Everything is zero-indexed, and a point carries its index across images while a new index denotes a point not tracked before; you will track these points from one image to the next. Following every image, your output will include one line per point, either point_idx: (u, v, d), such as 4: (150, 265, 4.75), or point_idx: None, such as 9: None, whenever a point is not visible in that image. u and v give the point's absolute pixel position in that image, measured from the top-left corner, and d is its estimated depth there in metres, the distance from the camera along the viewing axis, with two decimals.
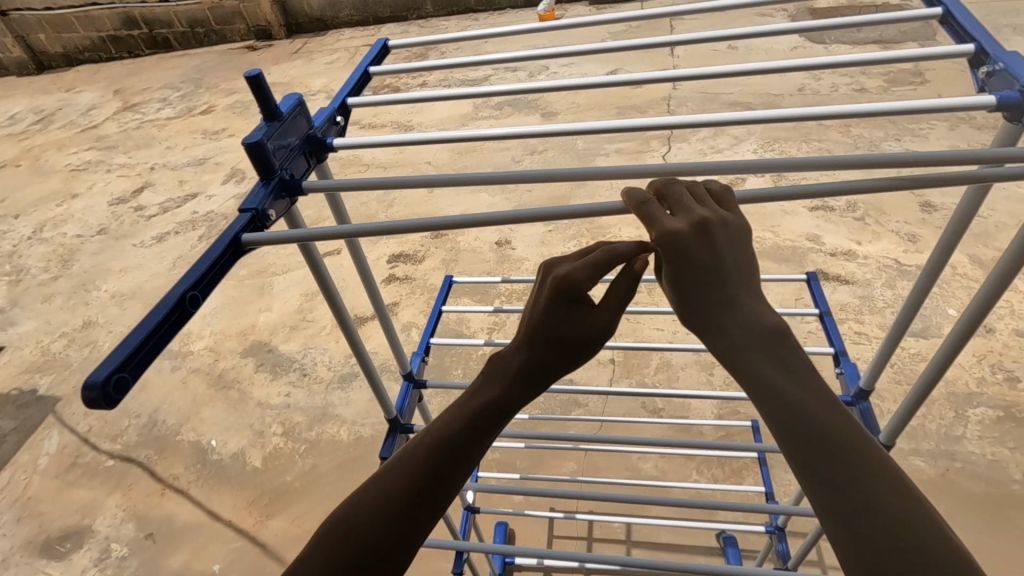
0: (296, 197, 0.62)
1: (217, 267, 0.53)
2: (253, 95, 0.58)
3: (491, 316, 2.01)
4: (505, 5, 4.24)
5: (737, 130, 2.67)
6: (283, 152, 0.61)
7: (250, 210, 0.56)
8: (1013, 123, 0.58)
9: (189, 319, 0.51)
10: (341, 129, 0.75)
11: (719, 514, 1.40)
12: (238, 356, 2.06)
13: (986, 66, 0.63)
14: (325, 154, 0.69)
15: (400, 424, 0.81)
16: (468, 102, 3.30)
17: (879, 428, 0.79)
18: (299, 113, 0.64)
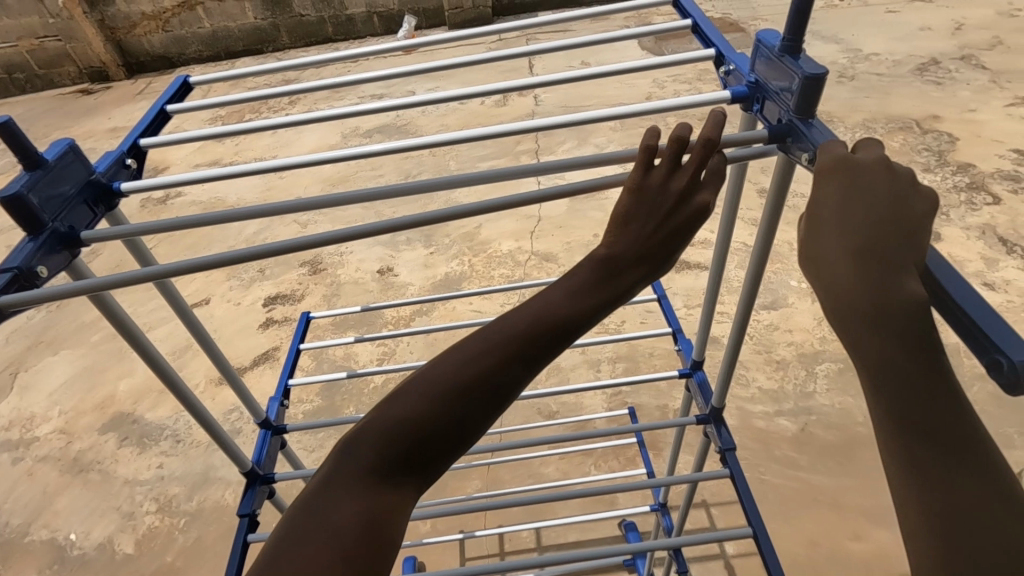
0: (77, 249, 0.61)
1: None
2: (9, 146, 0.57)
3: (379, 346, 1.96)
4: (365, 33, 4.22)
5: (598, 138, 2.83)
6: (54, 203, 0.60)
7: (13, 269, 0.54)
8: (748, 112, 0.70)
9: None
10: (133, 172, 0.75)
11: (619, 502, 1.46)
12: (95, 432, 1.83)
13: (726, 67, 0.76)
14: (116, 201, 0.69)
15: (259, 475, 0.82)
16: (336, 131, 3.22)
17: (711, 392, 0.95)
18: (73, 159, 0.63)
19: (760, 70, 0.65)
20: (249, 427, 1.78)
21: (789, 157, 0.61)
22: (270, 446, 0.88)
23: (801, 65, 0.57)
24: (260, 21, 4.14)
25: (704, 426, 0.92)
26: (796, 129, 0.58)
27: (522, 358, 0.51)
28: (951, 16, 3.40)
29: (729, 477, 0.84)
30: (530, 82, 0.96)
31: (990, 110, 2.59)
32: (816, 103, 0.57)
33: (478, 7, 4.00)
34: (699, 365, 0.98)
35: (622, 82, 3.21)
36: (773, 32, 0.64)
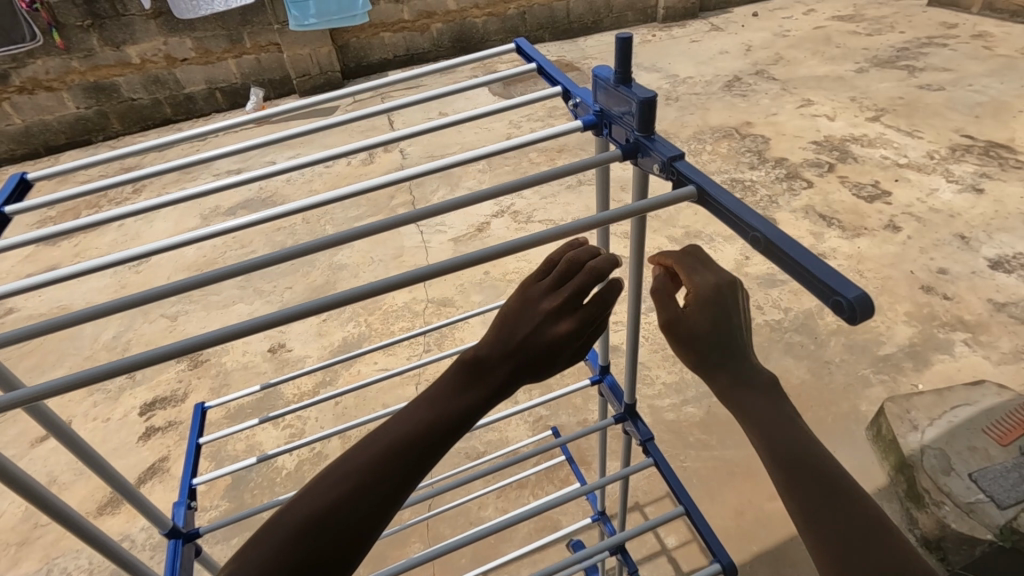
0: None
1: None
2: None
3: (285, 427, 1.83)
4: (208, 110, 4.04)
5: (470, 181, 2.94)
6: None
7: None
8: (600, 138, 0.78)
9: None
10: None
11: (563, 522, 1.47)
12: None
13: (573, 100, 0.84)
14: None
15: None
16: (194, 213, 3.03)
17: (622, 392, 1.00)
18: None
19: (603, 100, 0.74)
20: (145, 555, 1.56)
21: (643, 171, 0.69)
22: (181, 556, 0.78)
23: (636, 92, 0.65)
24: (84, 110, 3.80)
25: (622, 425, 0.97)
26: (643, 144, 0.67)
27: (411, 453, 0.52)
28: (740, 40, 4.03)
29: (654, 466, 0.88)
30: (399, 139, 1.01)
31: (787, 112, 3.08)
32: (654, 122, 0.66)
33: (327, 73, 4.04)
34: (607, 370, 1.03)
35: (480, 125, 3.39)
36: (606, 68, 0.73)
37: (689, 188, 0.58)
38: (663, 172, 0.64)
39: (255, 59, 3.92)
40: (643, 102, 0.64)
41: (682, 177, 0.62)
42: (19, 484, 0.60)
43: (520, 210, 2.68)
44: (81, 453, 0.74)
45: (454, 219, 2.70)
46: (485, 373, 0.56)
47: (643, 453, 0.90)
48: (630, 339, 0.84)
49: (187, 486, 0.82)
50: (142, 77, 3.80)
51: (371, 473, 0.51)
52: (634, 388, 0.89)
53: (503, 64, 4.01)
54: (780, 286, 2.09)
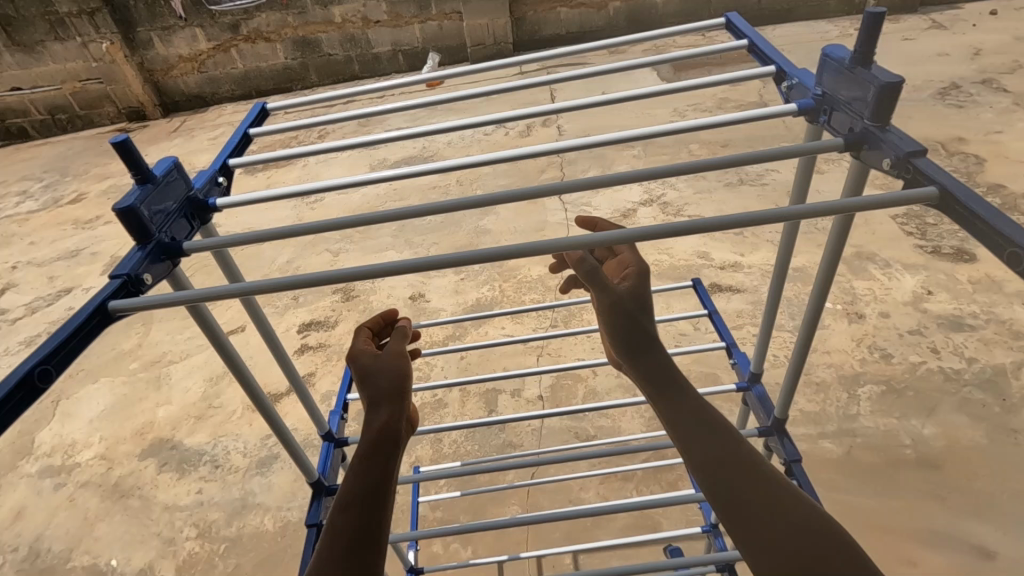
0: (177, 259, 0.68)
1: (82, 334, 0.57)
2: (124, 160, 0.64)
3: (414, 369, 1.98)
4: (390, 70, 4.38)
5: (622, 165, 2.88)
6: (161, 217, 0.67)
7: (122, 276, 0.60)
8: (812, 123, 0.72)
9: (38, 394, 0.54)
10: (223, 188, 0.83)
11: (663, 526, 1.43)
12: (136, 460, 1.85)
13: (787, 82, 0.79)
14: (207, 214, 0.77)
15: (324, 485, 0.83)
16: (363, 163, 3.33)
17: (770, 404, 0.93)
18: (174, 174, 0.71)
19: (827, 83, 0.68)
20: (286, 453, 1.78)
21: (865, 164, 0.63)
22: (333, 458, 0.89)
23: (877, 76, 0.59)
24: (290, 61, 4.32)
25: (765, 439, 0.91)
26: (873, 135, 0.60)
27: (360, 505, 0.66)
28: (969, 41, 3.43)
29: (796, 489, 0.80)
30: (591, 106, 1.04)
31: (1016, 132, 2.59)
32: (891, 112, 0.59)
33: (500, 43, 4.16)
34: (757, 378, 0.97)
35: (642, 110, 3.29)
36: (838, 48, 0.67)
37: (931, 190, 0.52)
38: (895, 168, 0.58)
39: (438, 26, 4.14)
40: (884, 87, 0.57)
41: (919, 174, 0.55)
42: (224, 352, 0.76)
43: (670, 202, 2.58)
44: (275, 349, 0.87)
45: (600, 201, 2.67)
46: (382, 449, 0.71)
47: (786, 473, 0.83)
48: (799, 339, 0.81)
49: (344, 399, 0.92)
50: (341, 36, 4.21)
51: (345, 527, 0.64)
52: (788, 400, 0.83)
53: (677, 49, 3.83)
54: (966, 332, 1.80)
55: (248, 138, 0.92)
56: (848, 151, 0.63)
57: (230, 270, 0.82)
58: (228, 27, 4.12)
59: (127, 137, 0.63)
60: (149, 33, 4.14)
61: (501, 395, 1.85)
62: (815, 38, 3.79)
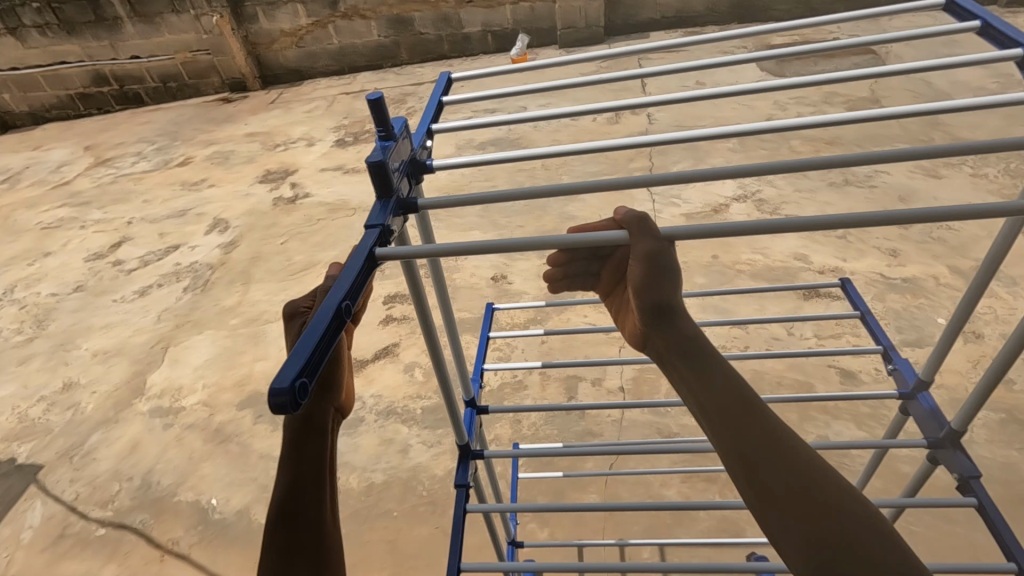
0: (409, 215, 0.70)
1: (359, 279, 0.58)
2: (373, 118, 0.65)
3: (495, 350, 2.00)
4: (478, 51, 4.40)
5: (715, 158, 2.77)
6: (398, 174, 0.69)
7: (378, 226, 0.63)
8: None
9: (345, 327, 0.55)
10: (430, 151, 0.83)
11: (749, 532, 1.39)
12: (234, 409, 1.99)
13: None
14: (422, 174, 0.78)
15: (471, 449, 0.84)
16: (450, 143, 3.38)
17: (942, 416, 0.87)
18: (406, 134, 0.72)
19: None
20: (371, 418, 1.86)
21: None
22: (475, 424, 0.91)
23: None
24: (384, 39, 4.42)
25: (932, 451, 0.87)
26: None
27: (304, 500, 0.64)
28: None
29: (976, 506, 0.78)
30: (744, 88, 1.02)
31: None
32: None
33: (591, 27, 4.08)
34: (924, 387, 0.91)
35: (739, 102, 3.14)
36: None
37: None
38: None
39: (529, 8, 4.11)
40: None
41: None
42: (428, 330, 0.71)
43: (767, 200, 2.46)
44: (445, 317, 0.88)
45: (690, 194, 2.58)
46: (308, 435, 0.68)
47: (963, 489, 0.80)
48: (996, 359, 0.74)
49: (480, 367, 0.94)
50: (434, 15, 4.25)
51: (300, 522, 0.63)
52: (974, 414, 0.79)
53: (779, 39, 3.63)
54: None
55: (441, 104, 0.92)
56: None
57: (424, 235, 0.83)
58: (328, 4, 4.26)
59: (380, 95, 0.64)
60: (255, 8, 4.34)
61: (581, 382, 1.84)
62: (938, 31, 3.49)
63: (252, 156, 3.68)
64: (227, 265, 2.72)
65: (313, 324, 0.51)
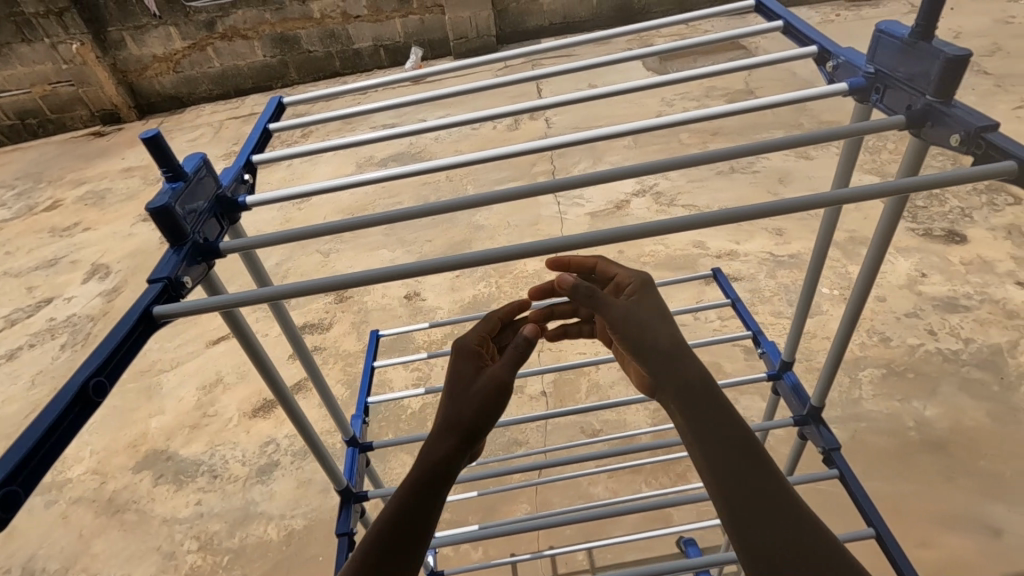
0: (212, 261, 0.65)
1: (127, 344, 0.53)
2: (156, 158, 0.61)
3: (413, 371, 1.95)
4: (372, 66, 4.31)
5: (614, 156, 2.86)
6: (193, 216, 0.63)
7: (161, 280, 0.57)
8: (863, 103, 0.70)
9: (96, 407, 0.50)
10: (249, 186, 0.79)
11: (675, 517, 1.43)
12: (129, 473, 1.80)
13: (832, 62, 0.78)
14: (237, 213, 0.73)
15: (353, 492, 0.79)
16: (350, 162, 3.28)
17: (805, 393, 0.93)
18: (203, 173, 0.67)
19: (881, 60, 0.66)
20: (286, 460, 1.74)
21: (924, 142, 0.60)
22: (359, 463, 0.85)
23: (942, 48, 0.57)
24: (269, 59, 4.23)
25: (800, 428, 0.91)
26: (937, 111, 0.57)
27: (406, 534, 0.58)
28: (949, 25, 3.47)
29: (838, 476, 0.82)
30: (592, 96, 1.10)
31: (999, 113, 2.63)
32: (957, 86, 0.56)
33: (483, 36, 4.10)
34: (790, 366, 0.96)
35: (630, 100, 3.27)
36: (895, 23, 0.64)
37: (1007, 164, 0.49)
38: (962, 144, 0.55)
39: (419, 20, 4.08)
40: (950, 61, 0.55)
41: (992, 150, 0.52)
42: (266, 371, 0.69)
43: (664, 192, 2.57)
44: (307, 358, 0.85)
45: (593, 193, 2.65)
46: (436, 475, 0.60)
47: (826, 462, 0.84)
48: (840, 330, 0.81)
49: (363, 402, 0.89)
50: (320, 31, 4.12)
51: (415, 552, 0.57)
52: (828, 388, 0.83)
53: (661, 38, 3.83)
54: (962, 312, 1.82)
55: (268, 134, 0.88)
56: (907, 130, 0.60)
57: (258, 274, 0.78)
58: (203, 25, 4.02)
59: (154, 134, 0.61)
60: (120, 33, 4.01)
61: None
62: None
63: (132, 193, 3.38)
64: (110, 314, 2.48)
65: (44, 412, 0.47)
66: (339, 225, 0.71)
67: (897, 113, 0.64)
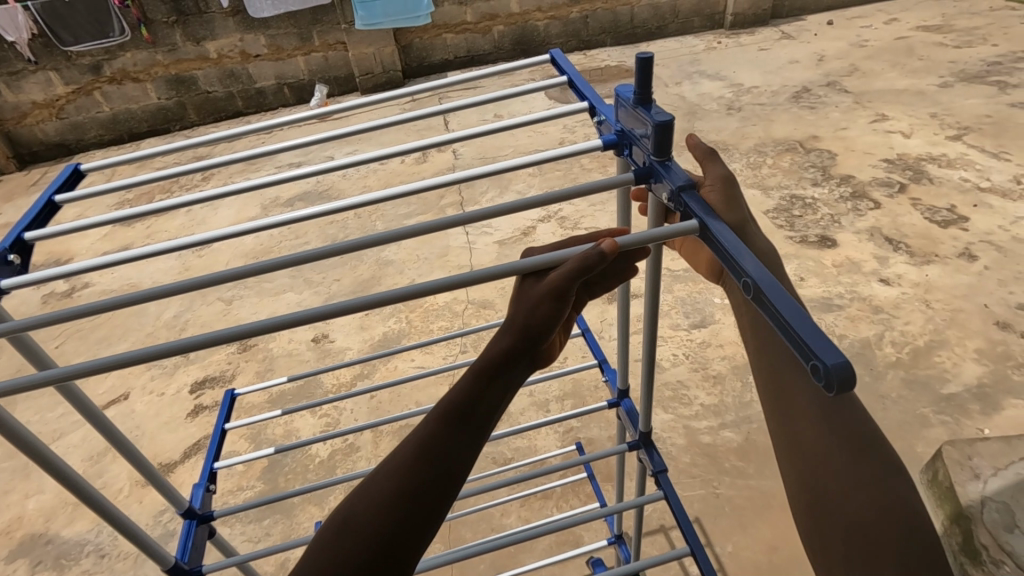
0: None
1: None
2: None
3: (322, 416, 1.89)
4: (277, 104, 4.22)
5: (520, 184, 2.94)
6: None
7: None
8: (619, 157, 0.81)
9: None
10: (17, 267, 0.77)
11: (584, 538, 1.45)
12: (3, 563, 1.62)
13: (598, 117, 0.87)
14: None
15: (184, 570, 0.80)
16: (255, 204, 3.18)
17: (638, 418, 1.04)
18: None
19: (623, 119, 0.76)
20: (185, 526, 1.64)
21: (658, 195, 0.71)
22: (194, 537, 0.87)
23: (652, 115, 0.67)
24: (164, 101, 4.06)
25: (636, 452, 1.00)
26: (658, 170, 0.68)
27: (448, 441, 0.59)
28: (812, 50, 3.84)
29: (663, 497, 0.91)
30: (442, 140, 1.16)
31: (859, 126, 2.92)
32: (670, 146, 0.67)
33: (389, 71, 4.13)
34: (625, 395, 1.07)
35: (534, 129, 3.39)
36: (628, 88, 0.75)
37: (693, 222, 0.61)
38: (673, 200, 0.66)
39: (323, 57, 4.07)
40: (658, 126, 0.65)
41: (688, 208, 0.63)
42: (58, 469, 0.67)
43: (567, 217, 2.66)
44: (115, 439, 0.82)
45: (500, 220, 2.70)
46: (488, 383, 0.62)
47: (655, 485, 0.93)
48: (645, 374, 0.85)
49: (209, 472, 0.92)
50: (219, 71, 4.01)
51: (459, 458, 0.59)
52: (649, 416, 0.93)
53: None
54: (837, 311, 1.99)
55: (53, 208, 0.88)
56: (642, 183, 0.72)
57: (33, 356, 0.76)
58: (88, 68, 3.82)
59: None
60: None
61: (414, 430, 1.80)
62: (684, 53, 4.10)
63: None
64: None
65: None
66: (117, 301, 0.69)
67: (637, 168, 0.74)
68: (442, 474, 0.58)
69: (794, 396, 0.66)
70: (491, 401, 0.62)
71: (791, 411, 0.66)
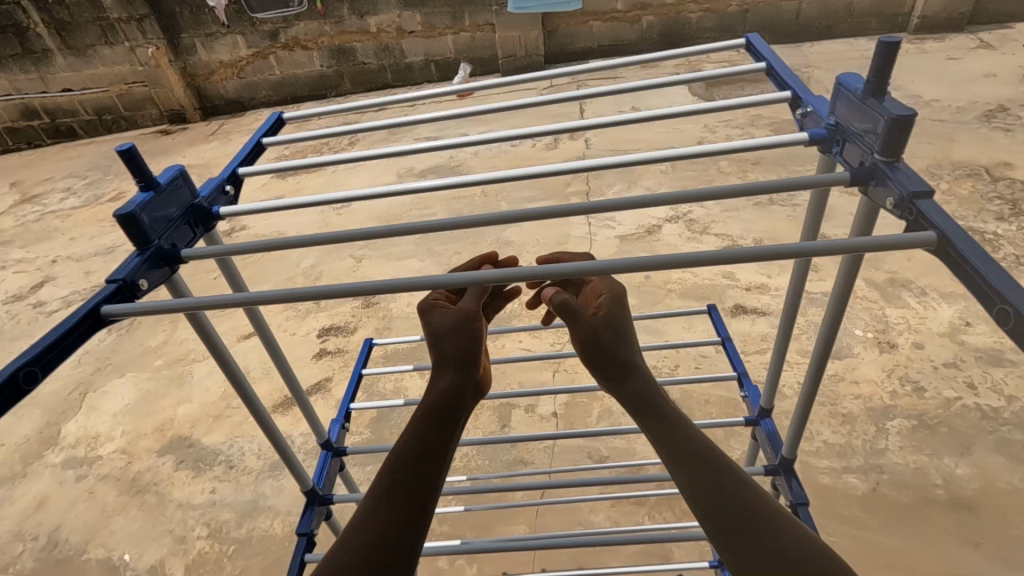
0: (176, 266, 0.70)
1: (71, 338, 0.59)
2: (129, 168, 0.67)
3: (430, 380, 1.98)
4: (422, 79, 4.43)
5: (649, 181, 2.84)
6: (161, 224, 0.70)
7: (117, 282, 0.62)
8: (827, 154, 0.74)
9: (21, 399, 0.55)
10: (231, 197, 0.87)
11: (673, 555, 1.39)
12: (154, 456, 1.89)
13: (802, 109, 0.81)
14: (212, 223, 0.81)
15: (318, 495, 0.88)
16: (391, 171, 3.37)
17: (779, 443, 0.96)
18: (179, 183, 0.75)
19: (840, 113, 0.70)
20: (299, 457, 1.80)
21: (873, 201, 0.64)
22: (330, 466, 0.95)
23: (887, 109, 0.60)
24: (325, 69, 4.41)
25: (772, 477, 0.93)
26: (881, 172, 0.61)
27: (409, 468, 0.70)
28: (1017, 63, 3.30)
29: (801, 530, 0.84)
30: (578, 126, 1.11)
31: None
32: (903, 147, 0.60)
33: (531, 56, 4.17)
34: (766, 414, 1.00)
35: (672, 125, 3.25)
36: (854, 77, 0.68)
37: (930, 234, 0.52)
38: (898, 207, 0.59)
39: (470, 37, 4.19)
40: (894, 121, 0.58)
41: (921, 217, 0.56)
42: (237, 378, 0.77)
43: (697, 220, 2.53)
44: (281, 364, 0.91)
45: (624, 215, 2.64)
46: (439, 418, 0.76)
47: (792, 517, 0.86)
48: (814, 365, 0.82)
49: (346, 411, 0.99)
50: (375, 45, 4.28)
51: (420, 479, 0.69)
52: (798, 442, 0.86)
53: (710, 64, 3.79)
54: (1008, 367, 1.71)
55: (260, 148, 0.97)
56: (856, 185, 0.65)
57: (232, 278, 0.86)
58: (267, 35, 4.24)
59: (129, 146, 0.67)
60: (192, 39, 4.28)
61: (514, 410, 1.83)
62: (852, 56, 3.71)
63: None
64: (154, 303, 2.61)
65: None
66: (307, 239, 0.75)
67: (851, 168, 0.68)
68: (414, 493, 0.67)
69: (661, 442, 0.75)
70: (440, 431, 0.74)
71: (677, 451, 0.73)
